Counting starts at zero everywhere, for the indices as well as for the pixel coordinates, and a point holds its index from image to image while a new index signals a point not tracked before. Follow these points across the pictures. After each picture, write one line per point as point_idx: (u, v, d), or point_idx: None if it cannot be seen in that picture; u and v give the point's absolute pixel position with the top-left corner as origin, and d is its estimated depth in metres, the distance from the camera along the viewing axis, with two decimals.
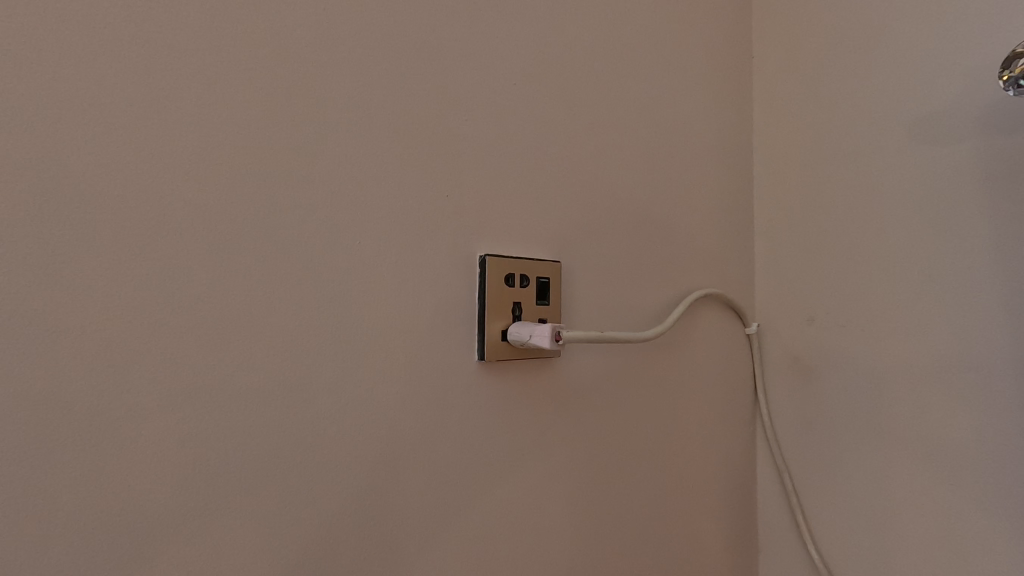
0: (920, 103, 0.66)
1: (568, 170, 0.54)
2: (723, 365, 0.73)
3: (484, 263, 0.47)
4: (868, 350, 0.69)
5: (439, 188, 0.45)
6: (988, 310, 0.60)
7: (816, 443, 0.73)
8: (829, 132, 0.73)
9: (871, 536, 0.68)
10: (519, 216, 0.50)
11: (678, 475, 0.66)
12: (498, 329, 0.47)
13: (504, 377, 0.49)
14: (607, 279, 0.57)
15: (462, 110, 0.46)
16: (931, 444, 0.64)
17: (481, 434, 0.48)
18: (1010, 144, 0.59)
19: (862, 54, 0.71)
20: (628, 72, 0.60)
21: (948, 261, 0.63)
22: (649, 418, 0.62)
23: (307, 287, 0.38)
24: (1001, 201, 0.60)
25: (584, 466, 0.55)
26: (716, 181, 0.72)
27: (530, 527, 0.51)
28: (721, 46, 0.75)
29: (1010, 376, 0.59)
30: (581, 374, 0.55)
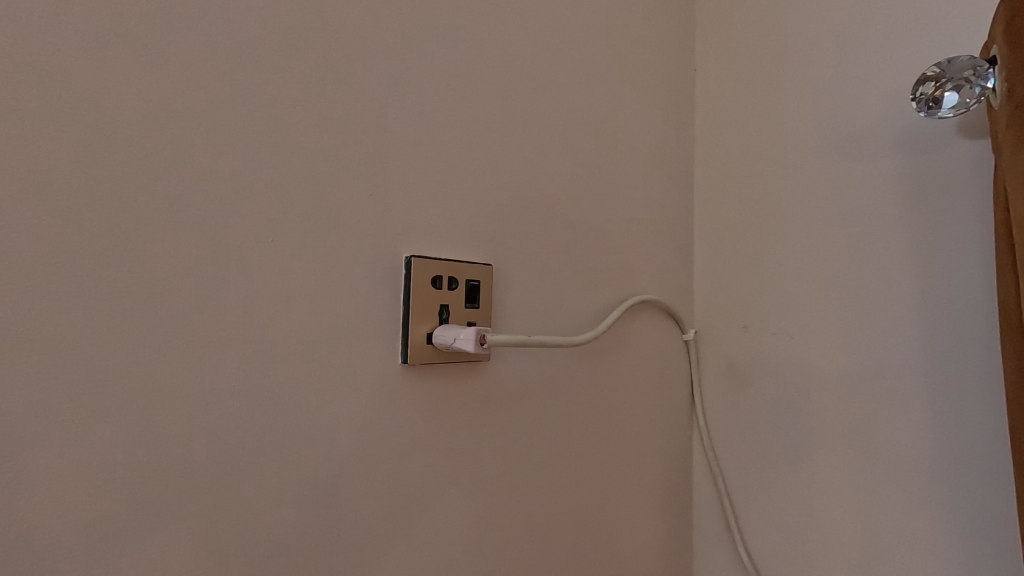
0: (843, 122, 0.69)
1: (502, 173, 0.53)
2: (659, 372, 0.74)
3: (409, 264, 0.45)
4: (797, 358, 0.71)
5: (364, 185, 0.44)
6: (901, 317, 0.64)
7: (742, 444, 0.76)
8: (764, 143, 0.76)
9: (799, 538, 0.70)
10: (452, 216, 0.49)
11: (614, 480, 0.66)
12: (424, 331, 0.46)
13: (431, 381, 0.48)
14: (542, 283, 0.57)
15: (391, 107, 0.45)
16: (849, 445, 0.67)
17: (404, 441, 0.46)
18: (922, 162, 0.63)
19: (794, 73, 0.74)
20: (567, 79, 0.61)
21: (866, 272, 0.66)
22: (585, 423, 0.62)
23: (216, 282, 0.37)
24: (913, 215, 0.63)
25: (515, 473, 0.55)
26: (655, 190, 0.74)
27: (458, 536, 0.50)
28: (662, 59, 0.77)
29: (923, 383, 0.62)
30: (513, 379, 0.54)
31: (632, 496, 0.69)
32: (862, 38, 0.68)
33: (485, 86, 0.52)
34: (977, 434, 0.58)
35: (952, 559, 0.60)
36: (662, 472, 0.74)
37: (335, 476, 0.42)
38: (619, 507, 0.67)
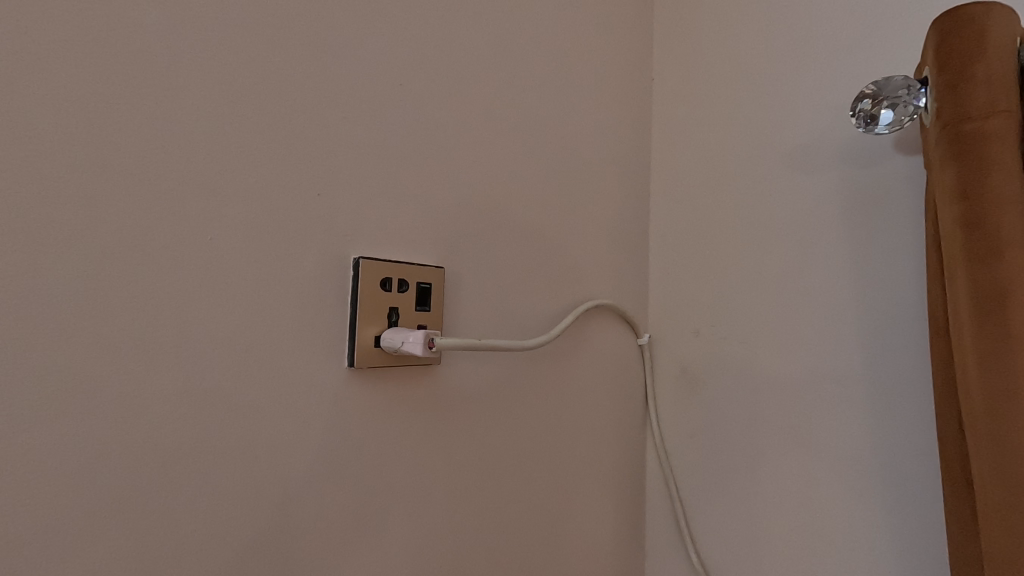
0: (790, 134, 0.72)
1: (456, 176, 0.53)
2: (613, 375, 0.75)
3: (357, 265, 0.45)
4: (745, 363, 0.73)
5: (310, 183, 0.42)
6: (841, 324, 0.66)
7: (693, 447, 0.77)
8: (716, 153, 0.78)
9: (746, 538, 0.72)
10: (403, 217, 0.48)
11: (566, 483, 0.66)
12: (372, 334, 0.45)
13: (380, 385, 0.47)
14: (495, 287, 0.56)
15: (340, 105, 0.44)
16: (795, 448, 0.69)
17: (350, 447, 0.45)
18: (862, 175, 0.66)
19: (745, 86, 0.76)
20: (523, 84, 0.61)
21: (810, 279, 0.69)
22: (538, 427, 0.62)
23: (149, 280, 0.35)
24: (854, 226, 0.66)
25: (466, 479, 0.54)
26: (611, 197, 0.75)
27: (407, 544, 0.49)
28: (619, 68, 0.78)
29: (862, 387, 0.64)
30: (465, 383, 0.54)
31: (584, 499, 0.69)
32: (807, 56, 0.71)
33: (439, 88, 0.52)
34: (909, 436, 0.61)
35: (886, 555, 0.62)
36: (614, 475, 0.75)
37: (275, 483, 0.40)
38: (571, 511, 0.67)
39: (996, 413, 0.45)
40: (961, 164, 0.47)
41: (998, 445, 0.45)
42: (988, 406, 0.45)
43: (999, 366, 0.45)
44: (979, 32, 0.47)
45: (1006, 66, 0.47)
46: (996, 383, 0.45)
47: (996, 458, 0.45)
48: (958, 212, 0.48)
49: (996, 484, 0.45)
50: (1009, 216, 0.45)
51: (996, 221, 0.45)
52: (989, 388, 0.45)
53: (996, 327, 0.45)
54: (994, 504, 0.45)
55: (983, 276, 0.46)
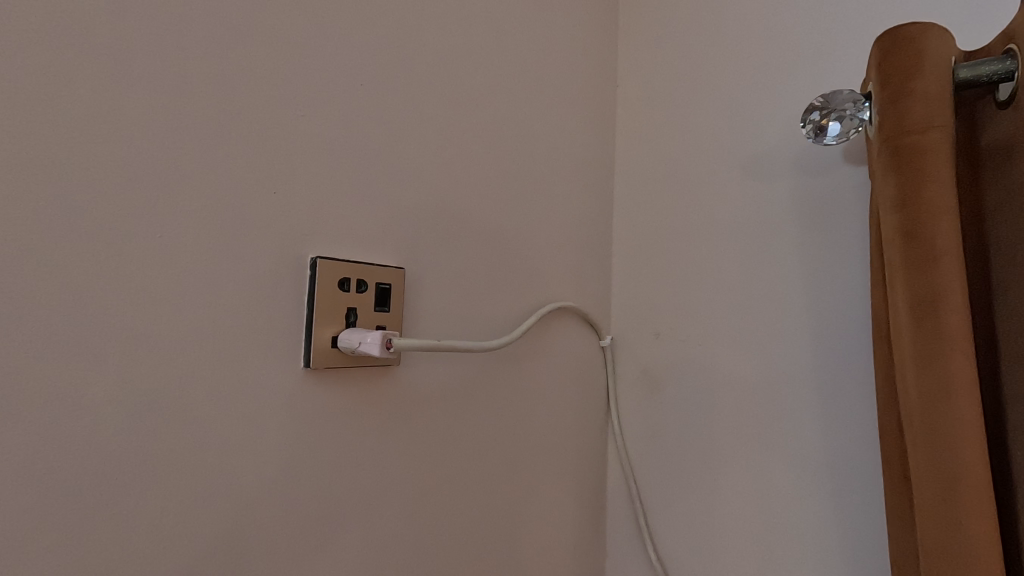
0: (746, 143, 0.74)
1: (418, 177, 0.53)
2: (575, 376, 0.76)
3: (315, 265, 0.44)
4: (703, 364, 0.75)
5: (266, 181, 0.42)
6: (793, 327, 0.69)
7: (652, 447, 0.79)
8: (676, 159, 0.80)
9: (702, 536, 0.74)
10: (363, 217, 0.48)
11: (527, 483, 0.67)
12: (329, 335, 0.45)
13: (338, 387, 0.46)
14: (456, 288, 0.57)
15: (299, 103, 0.44)
16: (749, 447, 0.71)
17: (306, 449, 0.44)
18: (812, 184, 0.68)
19: (705, 97, 0.78)
20: (488, 89, 0.62)
21: (764, 283, 0.71)
22: (499, 428, 0.63)
23: (98, 276, 0.34)
24: (805, 232, 0.69)
25: (425, 480, 0.54)
26: (575, 201, 0.76)
27: (364, 546, 0.49)
28: (585, 75, 0.80)
29: (812, 388, 0.67)
30: (425, 384, 0.54)
31: (544, 499, 0.70)
32: (763, 69, 0.74)
33: (403, 90, 0.52)
34: (853, 435, 0.64)
35: (832, 550, 0.65)
36: (575, 476, 0.76)
37: (226, 487, 0.40)
38: (531, 512, 0.68)
39: (931, 412, 0.47)
40: (900, 175, 0.50)
41: (933, 442, 0.47)
42: (923, 405, 0.48)
43: (934, 367, 0.47)
44: (918, 51, 0.50)
45: (942, 84, 0.50)
46: (931, 383, 0.47)
47: (930, 455, 0.47)
48: (898, 221, 0.50)
49: (931, 480, 0.47)
50: (944, 226, 0.48)
51: (931, 230, 0.48)
52: (925, 389, 0.48)
53: (932, 330, 0.47)
54: (928, 499, 0.48)
55: (921, 282, 0.48)
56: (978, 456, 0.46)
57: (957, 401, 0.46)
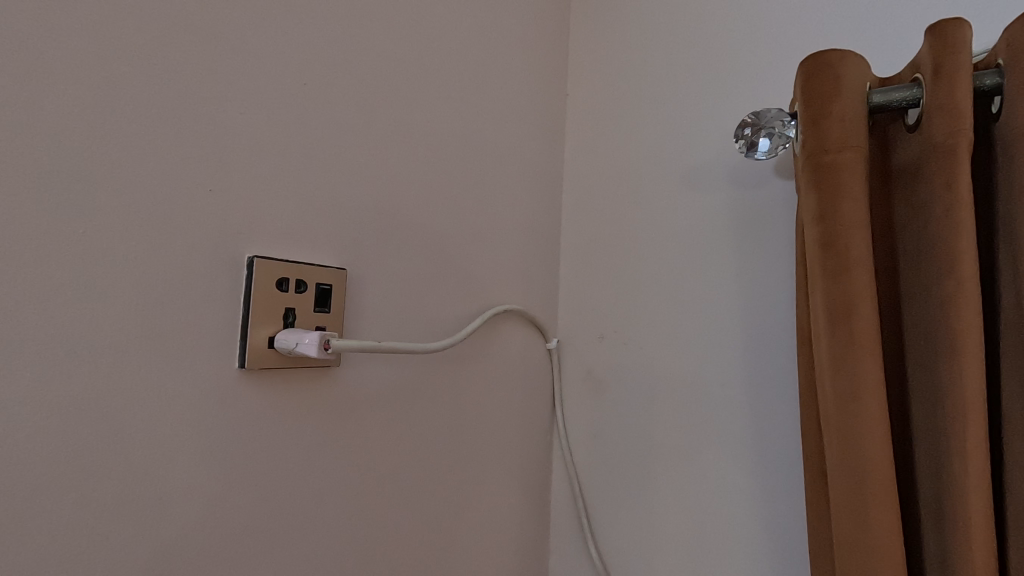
0: (686, 154, 0.77)
1: (363, 178, 0.53)
2: (521, 378, 0.77)
3: (252, 265, 0.43)
4: (644, 366, 0.78)
5: (201, 179, 0.41)
6: (727, 330, 0.72)
7: (595, 446, 0.81)
8: (622, 168, 0.83)
9: (642, 533, 0.76)
10: (304, 217, 0.48)
11: (470, 483, 0.68)
12: (265, 335, 0.44)
13: (275, 387, 0.46)
14: (400, 289, 0.57)
15: (237, 100, 0.43)
16: (686, 446, 0.74)
17: (239, 452, 0.43)
18: (746, 196, 0.72)
19: (650, 108, 0.82)
20: (436, 93, 0.62)
21: (701, 289, 0.74)
22: (442, 428, 0.63)
23: (16, 269, 0.32)
24: (739, 241, 0.72)
25: (365, 483, 0.54)
26: (522, 206, 0.78)
27: (300, 548, 0.48)
28: (535, 84, 0.81)
29: (742, 389, 0.70)
30: (366, 385, 0.54)
31: (488, 498, 0.71)
32: (702, 86, 0.78)
33: (348, 91, 0.52)
34: (779, 433, 0.68)
35: (759, 544, 0.68)
36: (519, 477, 0.77)
37: (152, 492, 0.38)
38: (474, 512, 0.68)
39: (843, 411, 0.51)
40: (819, 191, 0.53)
41: (844, 439, 0.51)
42: (837, 405, 0.51)
43: (846, 370, 0.51)
44: (836, 76, 0.54)
45: (857, 108, 0.53)
46: (844, 385, 0.51)
47: (843, 451, 0.51)
48: (817, 234, 0.54)
49: (843, 475, 0.51)
50: (856, 239, 0.52)
51: (845, 242, 0.52)
52: (838, 390, 0.51)
53: (845, 335, 0.51)
54: (840, 492, 0.51)
55: (836, 291, 0.52)
56: (882, 451, 0.50)
57: (865, 401, 0.50)
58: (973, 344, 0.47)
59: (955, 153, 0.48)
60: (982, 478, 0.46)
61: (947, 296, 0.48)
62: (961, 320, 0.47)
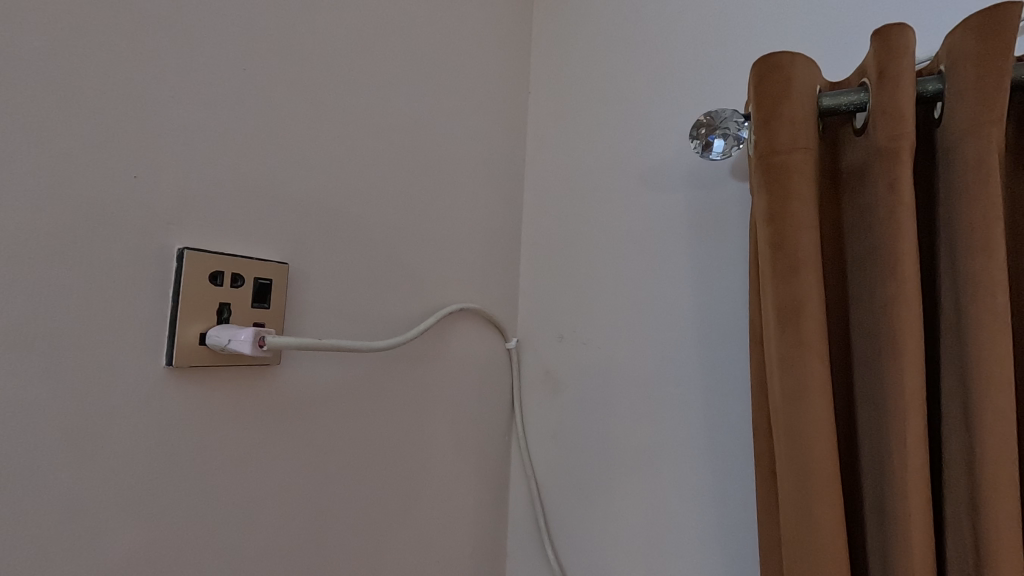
0: (645, 154, 0.78)
1: (308, 170, 0.51)
2: (478, 377, 0.76)
3: (182, 256, 0.41)
4: (601, 365, 0.78)
5: (125, 163, 0.38)
6: (683, 330, 0.72)
7: (552, 446, 0.81)
8: (581, 167, 0.83)
9: (598, 532, 0.76)
10: (242, 208, 0.46)
11: (423, 484, 0.66)
12: (196, 331, 0.42)
13: (208, 385, 0.43)
14: (347, 286, 0.55)
15: (168, 82, 0.41)
16: (642, 445, 0.74)
17: (168, 454, 0.41)
18: (701, 196, 0.73)
19: (609, 108, 0.82)
20: (389, 85, 0.61)
21: (657, 288, 0.74)
22: (392, 428, 0.61)
23: None
24: (695, 241, 0.73)
25: (309, 486, 0.52)
26: (481, 203, 0.77)
27: (237, 553, 0.46)
28: (495, 80, 0.81)
29: (696, 388, 0.71)
30: (308, 384, 0.52)
31: (441, 499, 0.69)
32: (660, 87, 0.78)
33: (293, 79, 0.50)
34: (731, 431, 0.68)
35: (711, 543, 0.68)
36: (476, 478, 0.76)
37: (68, 498, 0.36)
38: (427, 513, 0.67)
39: (790, 410, 0.51)
40: (770, 191, 0.54)
41: (792, 438, 0.51)
42: (785, 404, 0.52)
43: (794, 369, 0.51)
44: (787, 77, 0.54)
45: (807, 109, 0.54)
46: (792, 383, 0.51)
47: (790, 450, 0.51)
48: (767, 234, 0.54)
49: (790, 474, 0.51)
50: (805, 239, 0.52)
51: (794, 242, 0.52)
52: (787, 389, 0.52)
53: (793, 335, 0.52)
54: (788, 490, 0.51)
55: (785, 291, 0.52)
56: (828, 449, 0.50)
57: (812, 401, 0.51)
58: (913, 344, 0.48)
59: (898, 155, 0.49)
60: (921, 475, 0.47)
61: (889, 297, 0.49)
62: (903, 320, 0.48)
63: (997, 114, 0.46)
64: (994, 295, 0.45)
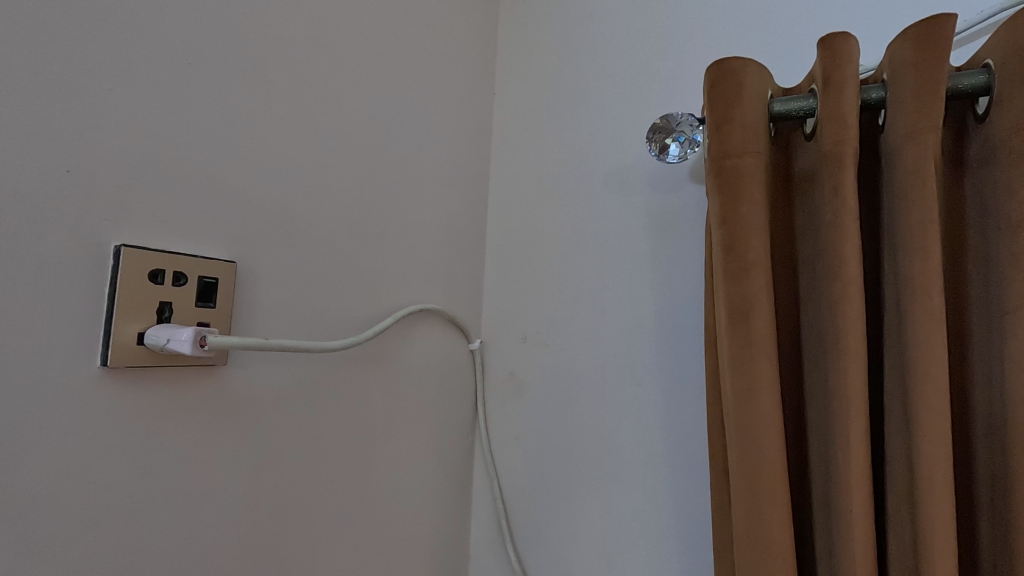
0: (606, 157, 0.78)
1: (258, 168, 0.51)
2: (439, 378, 0.75)
3: (119, 253, 0.40)
4: (564, 365, 0.78)
5: (56, 157, 0.37)
6: (643, 331, 0.73)
7: (515, 446, 0.81)
8: (544, 168, 0.83)
9: (558, 532, 0.76)
10: (187, 205, 0.45)
11: (381, 486, 0.65)
12: (134, 330, 0.41)
13: (148, 386, 0.42)
14: (298, 287, 0.54)
15: (105, 75, 0.40)
16: (603, 445, 0.74)
17: (104, 458, 0.40)
18: (660, 199, 0.74)
19: (573, 110, 0.82)
20: (346, 83, 0.60)
21: (617, 289, 0.75)
22: (347, 431, 0.61)
23: None
24: (655, 243, 0.73)
25: (258, 489, 0.51)
26: (443, 203, 0.76)
27: (182, 556, 0.45)
28: (458, 80, 0.81)
29: (655, 388, 0.71)
30: (257, 386, 0.51)
31: (401, 501, 0.69)
32: (622, 88, 0.79)
33: (242, 75, 0.49)
34: (687, 431, 0.69)
35: (669, 541, 0.69)
36: (437, 480, 0.76)
37: None
38: (386, 516, 0.66)
39: (740, 409, 0.52)
40: (721, 195, 0.55)
41: (743, 436, 0.52)
42: (736, 404, 0.53)
43: (744, 369, 0.52)
44: (738, 83, 0.55)
45: (757, 115, 0.55)
46: (743, 382, 0.52)
47: (741, 448, 0.52)
48: (720, 236, 0.55)
49: (740, 472, 0.52)
50: (755, 241, 0.53)
51: (744, 244, 0.53)
52: (738, 389, 0.52)
53: (743, 335, 0.53)
54: (739, 487, 0.52)
55: (736, 292, 0.53)
56: (776, 446, 0.51)
57: (760, 400, 0.51)
58: (856, 344, 0.49)
59: (842, 160, 0.50)
60: (863, 472, 0.48)
61: (834, 298, 0.50)
62: (847, 320, 0.49)
63: (933, 122, 0.47)
64: (930, 296, 0.46)
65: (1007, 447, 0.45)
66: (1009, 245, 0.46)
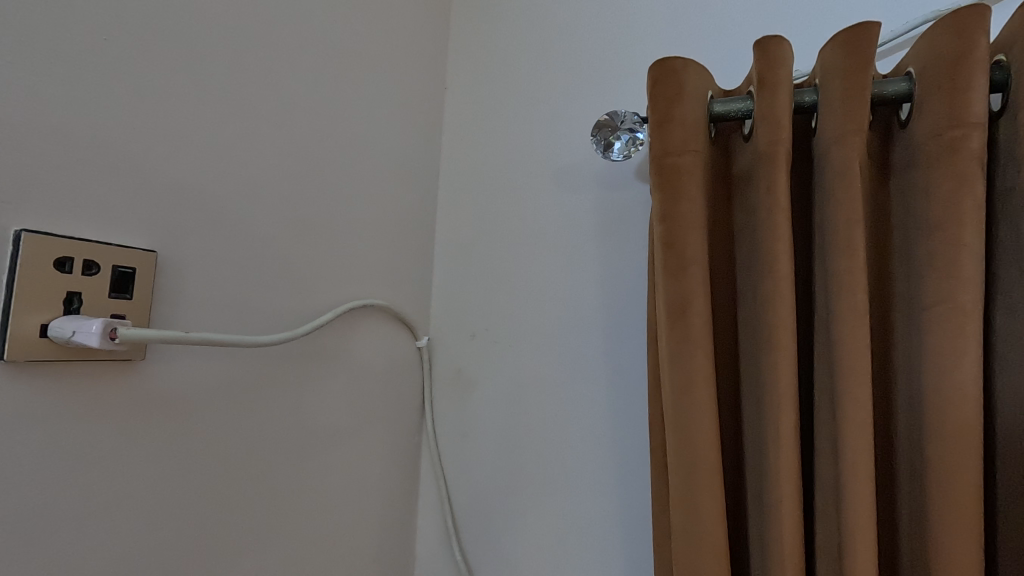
0: (555, 154, 0.78)
1: (184, 153, 0.48)
2: (385, 374, 0.74)
3: (19, 240, 0.37)
4: (511, 362, 0.78)
5: None
6: (590, 327, 0.73)
7: (462, 444, 0.80)
8: (495, 163, 0.83)
9: (505, 529, 0.76)
10: (102, 191, 0.42)
11: (321, 486, 0.63)
12: (37, 323, 0.37)
13: (54, 382, 0.39)
14: (228, 279, 0.52)
15: (6, 47, 0.37)
16: (550, 440, 0.74)
17: (3, 459, 0.37)
18: (608, 197, 0.74)
19: (523, 106, 0.82)
20: (284, 69, 0.58)
21: (564, 286, 0.75)
22: (283, 428, 0.58)
23: None
24: (602, 240, 0.74)
25: (185, 489, 0.48)
26: (390, 197, 0.75)
27: (96, 562, 0.42)
28: (407, 72, 0.79)
29: (601, 383, 0.72)
30: (181, 382, 0.48)
31: (343, 501, 0.67)
32: (571, 86, 0.79)
33: (167, 55, 0.47)
34: (632, 426, 0.70)
35: (613, 535, 0.70)
36: (382, 479, 0.74)
37: None
38: (326, 517, 0.64)
39: (678, 402, 0.53)
40: (662, 192, 0.55)
41: (681, 430, 0.53)
42: (674, 398, 0.53)
43: (682, 363, 0.53)
44: (679, 82, 0.56)
45: (696, 114, 0.56)
46: (681, 377, 0.53)
47: (678, 441, 0.53)
48: (660, 232, 0.56)
49: (678, 465, 0.53)
50: (693, 238, 0.54)
51: (683, 241, 0.54)
52: (676, 383, 0.53)
53: (681, 330, 0.53)
54: (676, 480, 0.53)
55: (674, 288, 0.54)
56: (711, 439, 0.52)
57: (697, 394, 0.52)
58: (787, 339, 0.50)
59: (775, 160, 0.52)
60: (792, 463, 0.50)
61: (768, 293, 0.52)
62: (778, 316, 0.51)
63: (858, 125, 0.49)
64: (855, 292, 0.48)
65: (923, 436, 0.47)
66: (926, 244, 0.48)
